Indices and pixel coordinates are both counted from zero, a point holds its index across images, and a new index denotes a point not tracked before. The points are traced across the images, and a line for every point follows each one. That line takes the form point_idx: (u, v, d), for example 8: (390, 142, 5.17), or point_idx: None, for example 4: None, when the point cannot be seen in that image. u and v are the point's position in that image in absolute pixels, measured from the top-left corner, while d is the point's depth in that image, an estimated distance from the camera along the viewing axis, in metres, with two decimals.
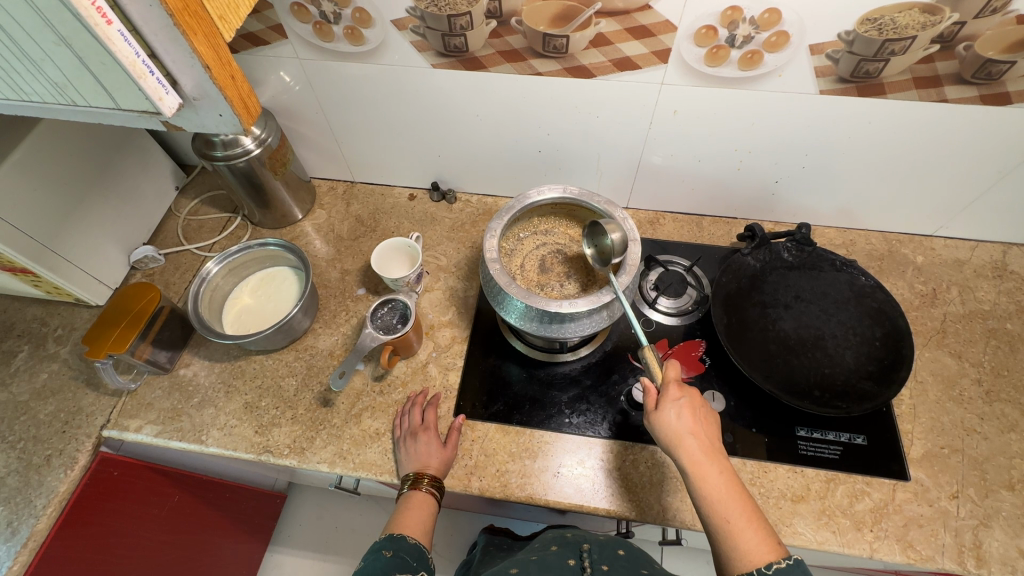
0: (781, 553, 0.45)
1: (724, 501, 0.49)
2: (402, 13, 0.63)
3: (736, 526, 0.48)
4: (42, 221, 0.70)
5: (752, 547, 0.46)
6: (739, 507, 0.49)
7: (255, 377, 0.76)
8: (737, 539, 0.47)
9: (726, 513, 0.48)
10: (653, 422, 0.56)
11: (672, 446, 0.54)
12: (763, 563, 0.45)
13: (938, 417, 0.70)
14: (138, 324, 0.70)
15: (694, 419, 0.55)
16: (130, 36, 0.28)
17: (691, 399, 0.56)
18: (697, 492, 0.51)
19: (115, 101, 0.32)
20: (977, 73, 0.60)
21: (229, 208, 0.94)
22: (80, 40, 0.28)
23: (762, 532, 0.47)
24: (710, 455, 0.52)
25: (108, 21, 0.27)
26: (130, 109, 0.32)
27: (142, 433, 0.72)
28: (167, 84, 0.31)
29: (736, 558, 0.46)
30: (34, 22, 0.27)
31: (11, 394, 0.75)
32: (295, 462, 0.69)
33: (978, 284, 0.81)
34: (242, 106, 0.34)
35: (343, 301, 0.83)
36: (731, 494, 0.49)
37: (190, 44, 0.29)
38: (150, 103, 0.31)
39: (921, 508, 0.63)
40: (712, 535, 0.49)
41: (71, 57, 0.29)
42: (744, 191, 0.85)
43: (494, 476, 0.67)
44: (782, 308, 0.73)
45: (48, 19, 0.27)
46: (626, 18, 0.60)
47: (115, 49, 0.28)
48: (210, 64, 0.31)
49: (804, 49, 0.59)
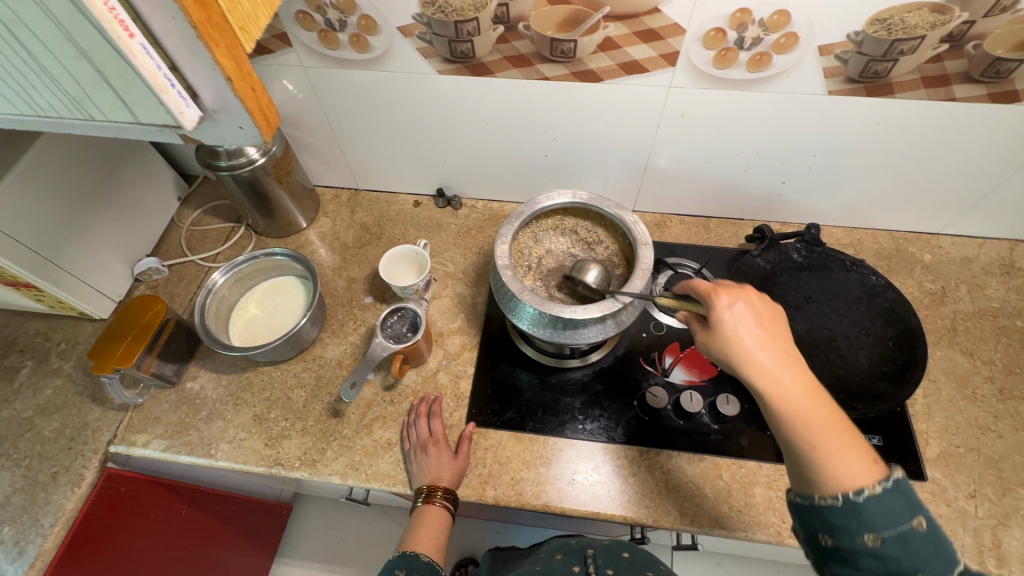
0: (876, 474, 0.40)
1: (806, 420, 0.43)
2: (408, 20, 0.63)
3: (823, 448, 0.42)
4: (46, 235, 0.69)
5: (841, 471, 0.41)
6: (824, 426, 0.42)
7: (263, 389, 0.75)
8: (826, 458, 0.41)
9: (811, 435, 0.42)
10: (715, 334, 0.47)
11: (738, 359, 0.46)
12: (852, 486, 0.40)
13: (953, 416, 0.70)
14: (144, 338, 0.69)
15: (762, 331, 0.46)
16: (151, 48, 0.25)
17: (752, 308, 0.48)
18: (775, 408, 0.44)
19: (132, 119, 0.28)
20: (986, 71, 0.60)
21: (233, 217, 0.93)
22: (96, 53, 0.24)
23: (851, 451, 0.42)
24: (786, 367, 0.45)
25: (130, 32, 0.24)
26: (148, 126, 0.29)
27: (150, 448, 0.71)
28: (188, 98, 0.28)
29: (823, 478, 0.41)
30: (43, 32, 0.24)
31: (15, 411, 0.74)
32: (306, 474, 0.68)
33: (987, 281, 0.81)
34: (265, 120, 0.30)
35: (351, 310, 0.82)
36: (814, 412, 0.43)
37: (214, 57, 0.26)
38: (169, 120, 0.28)
39: (939, 508, 0.63)
40: (790, 453, 0.44)
41: (84, 71, 0.26)
42: (752, 191, 0.84)
43: (509, 484, 0.67)
44: (794, 309, 0.72)
45: (61, 28, 0.23)
46: (634, 22, 0.60)
47: (137, 63, 0.24)
48: (234, 76, 0.27)
49: (812, 50, 0.60)
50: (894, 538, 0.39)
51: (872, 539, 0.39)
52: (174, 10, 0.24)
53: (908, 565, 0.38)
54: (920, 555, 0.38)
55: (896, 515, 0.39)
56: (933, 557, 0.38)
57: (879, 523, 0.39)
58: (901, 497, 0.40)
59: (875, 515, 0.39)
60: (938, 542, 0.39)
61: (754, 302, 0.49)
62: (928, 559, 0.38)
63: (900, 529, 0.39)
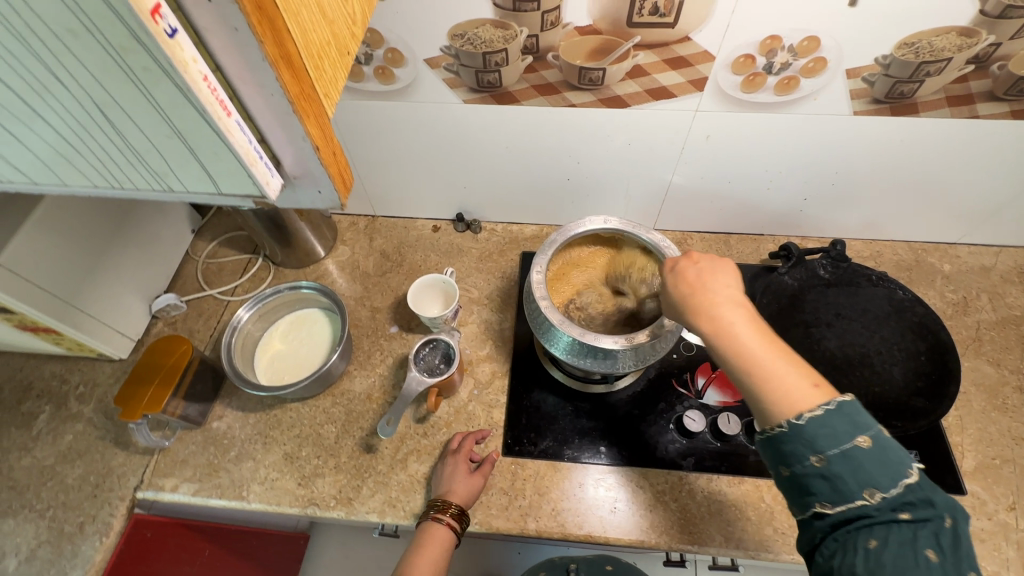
0: (820, 398, 0.42)
1: (755, 351, 0.45)
2: (435, 52, 0.63)
3: (770, 375, 0.44)
4: (65, 278, 0.67)
5: (786, 394, 0.43)
6: (770, 355, 0.44)
7: (293, 426, 0.74)
8: (771, 388, 0.43)
9: (755, 364, 0.44)
10: (671, 286, 0.52)
11: (688, 309, 0.49)
12: (793, 412, 0.42)
13: (986, 427, 0.70)
14: (172, 381, 0.67)
15: (715, 280, 0.50)
16: (244, 123, 0.24)
17: (699, 263, 0.52)
18: (720, 346, 0.46)
19: (218, 191, 0.28)
20: (1009, 90, 0.61)
21: (249, 248, 0.92)
22: (195, 133, 0.23)
23: (796, 375, 0.43)
24: (728, 307, 0.47)
25: (229, 112, 0.23)
26: (233, 196, 0.28)
27: (179, 492, 0.69)
28: (272, 166, 0.27)
29: (772, 408, 0.43)
30: (143, 116, 0.23)
31: (35, 458, 0.72)
32: (343, 513, 0.67)
33: (1007, 290, 0.82)
34: (343, 180, 0.29)
35: (377, 341, 0.81)
36: (763, 344, 0.45)
37: (304, 128, 0.25)
38: (255, 190, 0.27)
39: (981, 522, 0.63)
40: (742, 388, 0.46)
41: (178, 149, 0.25)
42: (772, 208, 0.85)
43: (550, 515, 0.66)
44: (825, 326, 0.72)
45: (163, 114, 0.22)
46: (664, 50, 0.60)
47: (234, 141, 0.24)
48: (319, 144, 0.26)
49: (840, 73, 0.60)
50: (838, 455, 0.40)
51: (819, 460, 0.41)
52: (275, 89, 0.23)
53: (853, 480, 0.40)
54: (866, 471, 0.40)
55: (839, 435, 0.41)
56: (880, 472, 0.40)
57: (823, 444, 0.41)
58: (844, 418, 0.41)
59: (818, 436, 0.41)
60: (884, 457, 0.40)
61: (696, 260, 0.52)
62: (876, 475, 0.40)
63: (844, 447, 0.40)
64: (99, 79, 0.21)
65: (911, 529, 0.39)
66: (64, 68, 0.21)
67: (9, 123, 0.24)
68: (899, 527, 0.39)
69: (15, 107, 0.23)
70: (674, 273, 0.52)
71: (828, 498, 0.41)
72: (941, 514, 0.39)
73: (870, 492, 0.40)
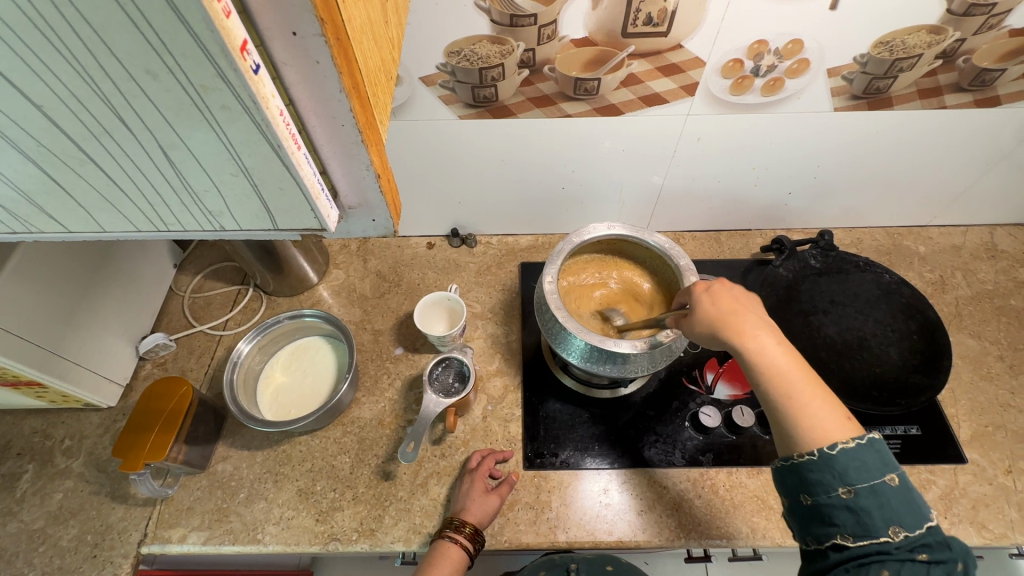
0: (852, 432, 0.44)
1: (786, 378, 0.47)
2: (431, 70, 0.62)
3: (801, 403, 0.46)
4: (50, 327, 0.63)
5: (819, 422, 0.45)
6: (803, 382, 0.47)
7: (304, 460, 0.71)
8: (804, 417, 0.45)
9: (789, 392, 0.46)
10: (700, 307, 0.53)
11: (722, 328, 0.50)
12: (826, 442, 0.44)
13: (976, 397, 0.74)
14: (174, 426, 0.64)
15: (741, 303, 0.52)
16: (310, 156, 0.25)
17: (726, 288, 0.53)
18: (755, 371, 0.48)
19: (276, 223, 0.28)
20: (973, 81, 0.65)
21: (238, 279, 0.89)
22: (263, 169, 0.24)
23: (826, 406, 0.46)
24: (766, 331, 0.49)
25: (298, 146, 0.24)
26: (290, 228, 0.29)
27: (188, 542, 0.65)
28: (330, 198, 0.28)
29: (805, 435, 0.45)
30: (214, 155, 0.24)
31: (23, 523, 0.67)
32: (367, 546, 0.65)
33: (977, 266, 0.88)
34: (396, 208, 0.30)
35: (382, 365, 0.79)
36: (794, 371, 0.47)
37: (370, 156, 0.26)
38: (315, 221, 0.28)
39: (984, 488, 0.67)
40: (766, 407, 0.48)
41: (241, 185, 0.26)
42: (758, 204, 0.88)
43: (579, 525, 0.65)
44: (822, 313, 0.75)
45: (234, 151, 0.23)
46: (657, 58, 0.61)
47: (303, 174, 0.24)
48: (381, 172, 0.27)
49: (822, 73, 0.63)
50: (865, 489, 0.42)
51: (845, 491, 0.42)
52: (346, 120, 0.24)
53: (878, 515, 0.41)
54: (890, 508, 0.41)
55: (868, 470, 0.42)
56: (902, 509, 0.41)
57: (854, 477, 0.42)
58: (876, 453, 0.43)
59: (848, 468, 0.43)
60: (907, 497, 0.42)
61: (730, 286, 0.54)
62: (901, 513, 0.41)
63: (873, 482, 0.42)
64: (168, 118, 0.22)
65: (926, 568, 0.40)
66: (133, 110, 0.21)
67: (56, 168, 0.25)
68: (916, 565, 0.40)
69: (67, 152, 0.24)
70: (710, 293, 0.53)
71: (850, 529, 0.42)
72: (957, 559, 0.40)
73: (894, 530, 0.41)
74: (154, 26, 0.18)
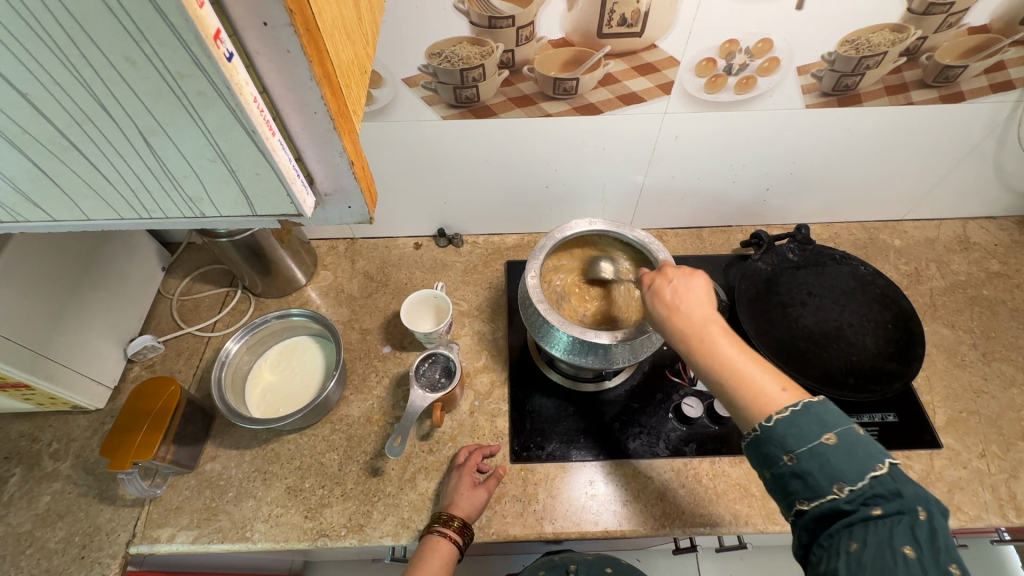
0: (787, 402, 0.43)
1: (737, 364, 0.46)
2: (413, 71, 0.64)
3: (754, 392, 0.45)
4: (36, 328, 0.63)
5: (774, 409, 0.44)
6: (749, 371, 0.45)
7: (293, 458, 0.71)
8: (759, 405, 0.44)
9: (739, 380, 0.45)
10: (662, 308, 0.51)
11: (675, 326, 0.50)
12: (764, 415, 0.43)
13: (951, 384, 0.76)
14: (162, 425, 0.64)
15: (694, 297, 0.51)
16: (285, 142, 0.26)
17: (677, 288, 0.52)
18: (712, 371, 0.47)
19: (254, 209, 0.30)
20: (937, 77, 0.68)
21: (226, 281, 0.89)
22: (240, 155, 0.26)
23: (780, 391, 0.44)
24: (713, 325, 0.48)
25: (273, 132, 0.25)
26: (269, 214, 0.30)
27: (177, 541, 0.66)
28: (307, 184, 0.29)
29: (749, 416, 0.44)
30: (193, 143, 0.25)
31: (9, 526, 0.66)
32: (355, 541, 0.65)
33: (950, 258, 0.90)
34: (371, 196, 0.31)
35: (371, 363, 0.80)
36: (744, 360, 0.46)
37: (343, 143, 0.27)
38: (291, 207, 0.29)
39: (959, 471, 0.68)
40: (718, 391, 0.47)
41: (219, 172, 0.27)
42: (738, 200, 0.90)
43: (566, 516, 0.66)
44: (801, 305, 0.77)
45: (212, 137, 0.25)
46: (633, 58, 0.63)
47: (278, 160, 0.26)
48: (355, 159, 0.28)
49: (792, 71, 0.65)
50: (808, 455, 0.41)
51: (790, 460, 0.42)
52: (318, 108, 0.25)
53: (821, 476, 0.41)
54: (834, 467, 0.40)
55: (806, 434, 0.42)
56: (847, 465, 0.40)
57: (793, 443, 0.42)
58: (812, 418, 0.42)
59: (786, 437, 0.42)
60: (852, 452, 0.40)
61: (671, 277, 0.53)
62: (842, 468, 0.40)
63: (812, 444, 0.41)
64: (149, 106, 0.23)
65: (887, 526, 0.38)
66: (114, 96, 0.23)
67: (41, 157, 0.26)
68: (872, 523, 0.38)
69: (52, 140, 0.25)
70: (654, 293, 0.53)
71: (805, 496, 0.41)
72: (914, 507, 0.38)
73: (840, 487, 0.40)
74: (132, 14, 0.19)
